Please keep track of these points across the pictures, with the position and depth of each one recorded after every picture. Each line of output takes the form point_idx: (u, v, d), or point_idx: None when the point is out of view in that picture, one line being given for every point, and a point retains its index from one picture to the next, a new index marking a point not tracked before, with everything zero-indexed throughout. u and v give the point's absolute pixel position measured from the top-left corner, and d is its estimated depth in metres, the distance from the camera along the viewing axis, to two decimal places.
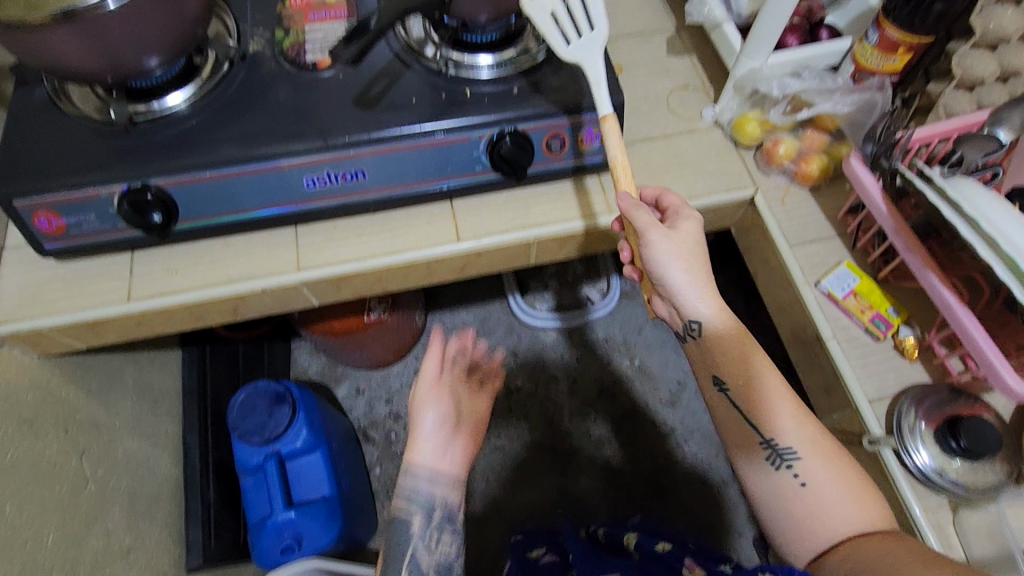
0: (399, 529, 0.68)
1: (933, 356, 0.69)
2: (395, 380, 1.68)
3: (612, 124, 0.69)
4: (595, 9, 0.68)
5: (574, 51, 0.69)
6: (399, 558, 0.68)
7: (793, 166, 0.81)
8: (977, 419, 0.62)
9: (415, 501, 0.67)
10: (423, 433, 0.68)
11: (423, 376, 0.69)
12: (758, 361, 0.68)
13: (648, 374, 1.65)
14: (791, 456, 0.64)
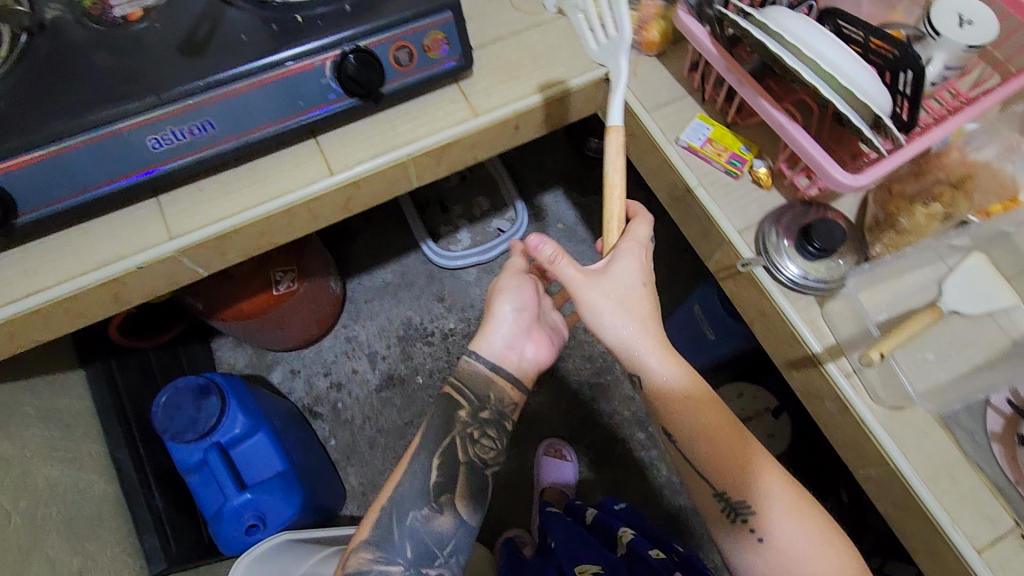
0: (444, 415, 0.80)
1: (784, 178, 0.76)
2: (328, 352, 1.67)
3: (616, 135, 0.72)
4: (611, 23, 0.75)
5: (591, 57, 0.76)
6: (436, 436, 0.79)
7: (636, 37, 0.84)
8: (825, 222, 0.70)
9: (473, 384, 0.81)
10: (501, 320, 0.82)
11: (512, 270, 0.84)
12: (710, 407, 0.73)
13: None
14: (746, 512, 0.70)
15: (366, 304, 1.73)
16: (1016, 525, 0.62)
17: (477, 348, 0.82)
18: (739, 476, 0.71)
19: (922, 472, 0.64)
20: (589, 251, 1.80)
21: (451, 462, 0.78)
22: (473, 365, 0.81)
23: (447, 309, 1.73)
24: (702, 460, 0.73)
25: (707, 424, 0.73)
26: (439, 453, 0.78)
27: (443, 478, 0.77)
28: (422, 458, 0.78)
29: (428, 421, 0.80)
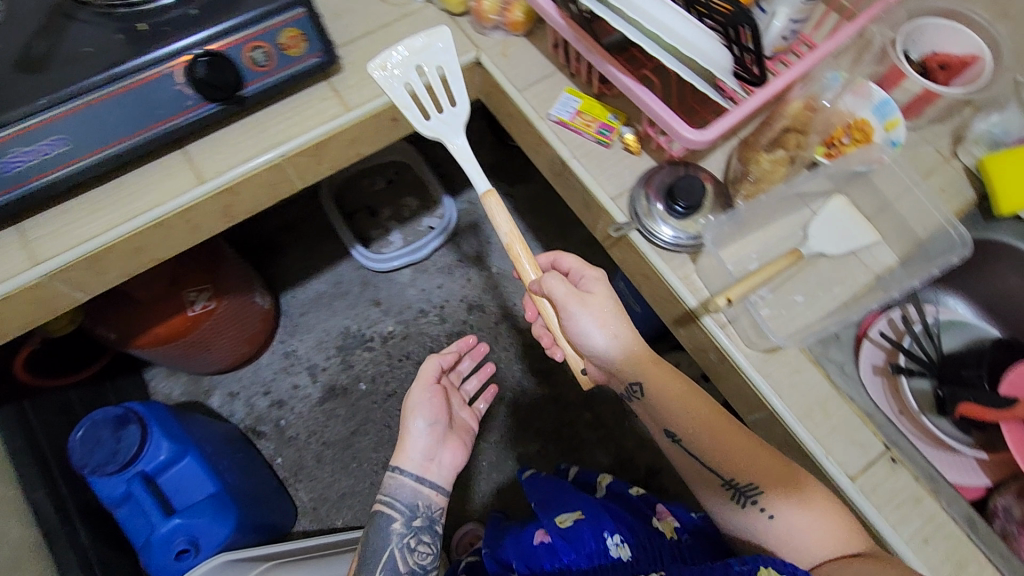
0: (382, 529, 0.85)
1: (651, 142, 0.78)
2: (266, 371, 1.65)
3: (491, 198, 0.78)
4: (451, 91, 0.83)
5: (433, 125, 0.83)
6: (376, 550, 0.85)
7: (501, 19, 0.84)
8: (685, 179, 0.71)
9: (400, 498, 0.86)
10: (414, 430, 0.90)
11: (420, 382, 0.96)
12: (692, 401, 0.71)
13: (507, 276, 1.77)
14: (752, 492, 0.66)
15: (301, 317, 1.71)
16: (886, 448, 0.65)
17: (398, 459, 0.88)
18: (743, 460, 0.66)
19: (796, 409, 0.67)
20: (522, 239, 1.81)
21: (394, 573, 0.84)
22: (397, 481, 0.87)
23: (385, 313, 1.72)
24: (701, 449, 0.70)
25: (695, 414, 0.70)
26: (381, 566, 0.84)
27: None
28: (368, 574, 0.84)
29: (370, 531, 0.86)
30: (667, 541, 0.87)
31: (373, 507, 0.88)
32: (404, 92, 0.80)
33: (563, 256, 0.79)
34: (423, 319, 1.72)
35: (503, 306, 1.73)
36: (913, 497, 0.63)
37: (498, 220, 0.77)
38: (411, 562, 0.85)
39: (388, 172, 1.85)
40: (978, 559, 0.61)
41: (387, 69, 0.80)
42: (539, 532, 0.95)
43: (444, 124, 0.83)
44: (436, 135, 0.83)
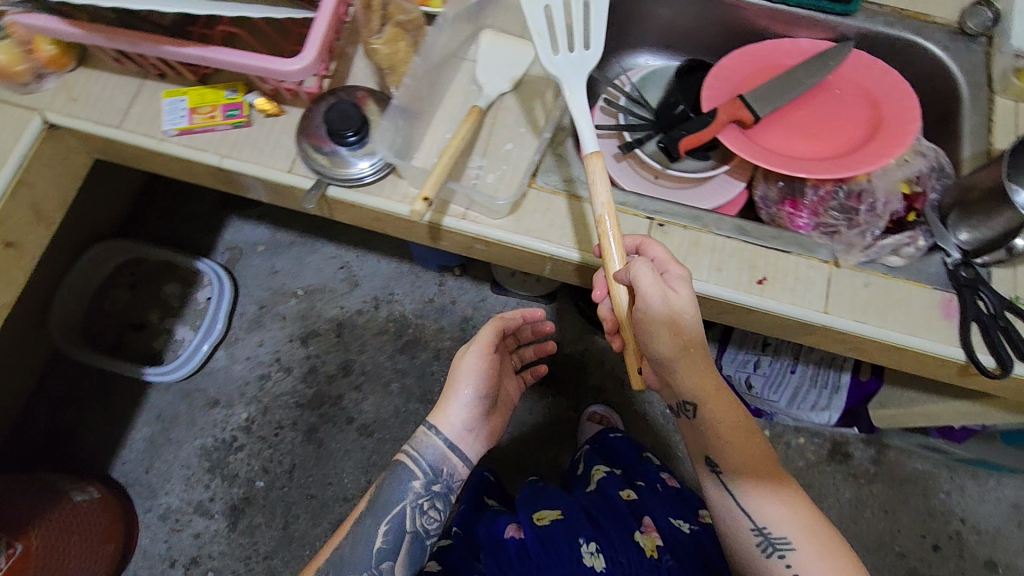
0: (400, 485, 0.75)
1: (283, 95, 0.69)
2: (156, 545, 1.44)
3: (596, 162, 0.62)
4: (595, 29, 0.67)
5: (559, 61, 0.66)
6: (387, 505, 0.74)
7: (36, 64, 0.69)
8: (337, 109, 0.66)
9: (426, 457, 0.76)
10: (461, 394, 0.76)
11: (478, 345, 0.78)
12: (739, 426, 0.68)
13: (317, 289, 1.64)
14: (785, 547, 0.64)
15: (149, 473, 1.48)
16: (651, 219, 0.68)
17: (438, 422, 0.76)
18: (774, 512, 0.65)
19: (568, 241, 0.66)
20: (305, 247, 1.67)
21: (398, 532, 0.74)
22: (426, 438, 0.76)
23: (229, 405, 1.54)
24: (738, 487, 0.67)
25: (740, 445, 0.68)
26: (385, 520, 0.73)
27: (388, 544, 0.74)
28: (371, 525, 0.74)
29: (385, 482, 0.76)
30: (646, 561, 0.87)
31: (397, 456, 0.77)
32: (543, 16, 0.66)
33: (649, 245, 0.65)
34: (270, 383, 1.57)
35: (333, 317, 1.63)
36: (692, 241, 0.68)
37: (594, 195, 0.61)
38: (420, 518, 0.75)
39: (124, 277, 1.59)
40: (762, 254, 0.67)
41: None
42: (512, 527, 0.95)
43: (573, 64, 0.66)
44: (558, 75, 0.65)
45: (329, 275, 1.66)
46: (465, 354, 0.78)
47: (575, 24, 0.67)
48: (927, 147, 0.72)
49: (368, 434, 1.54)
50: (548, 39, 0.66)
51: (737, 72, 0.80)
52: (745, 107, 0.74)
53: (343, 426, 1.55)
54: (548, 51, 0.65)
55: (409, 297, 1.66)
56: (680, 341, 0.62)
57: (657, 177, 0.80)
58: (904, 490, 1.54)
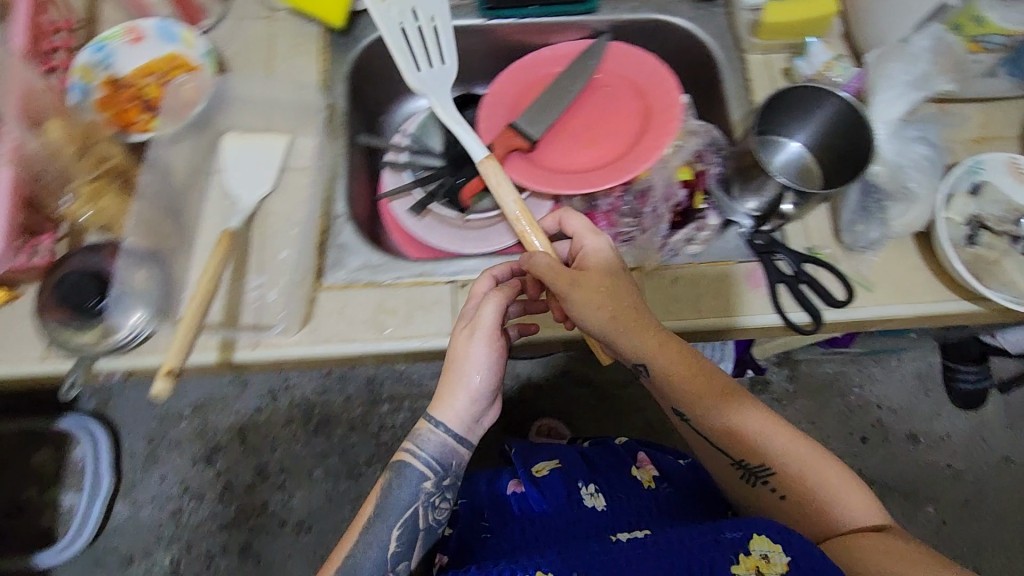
0: (407, 484, 0.62)
1: (8, 279, 0.61)
2: None
3: (491, 164, 0.65)
4: (445, 45, 0.71)
5: (420, 79, 0.70)
6: (397, 505, 0.62)
7: None
8: (70, 282, 0.59)
9: (431, 453, 0.62)
10: (467, 382, 0.60)
11: (483, 332, 0.59)
12: (689, 372, 0.61)
13: (205, 401, 1.52)
14: (764, 473, 0.62)
15: None
16: (454, 282, 0.66)
17: (449, 421, 0.61)
18: (754, 438, 0.61)
19: (372, 334, 0.63)
20: None
21: (412, 532, 0.63)
22: (431, 437, 0.61)
23: (149, 556, 1.42)
24: (714, 428, 0.62)
25: (698, 388, 0.61)
26: (399, 521, 0.62)
27: (402, 545, 0.62)
28: (381, 530, 0.62)
29: (388, 482, 0.63)
30: (646, 494, 0.83)
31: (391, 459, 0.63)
32: (399, 36, 0.69)
33: (569, 219, 0.64)
34: (185, 518, 1.44)
35: (233, 425, 1.51)
36: None
37: (503, 199, 0.64)
38: (428, 514, 0.63)
39: None
40: None
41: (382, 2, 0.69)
42: (513, 481, 0.86)
43: (438, 77, 0.71)
44: (422, 91, 0.70)
45: (215, 383, 1.54)
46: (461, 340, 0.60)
47: (428, 36, 0.71)
48: (696, 125, 0.73)
49: (308, 532, 1.45)
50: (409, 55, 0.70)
51: (508, 95, 0.78)
52: (516, 136, 0.72)
53: (277, 532, 1.45)
54: (410, 69, 0.69)
55: (306, 377, 1.56)
56: (609, 311, 0.59)
57: (465, 219, 0.77)
58: (824, 398, 1.62)
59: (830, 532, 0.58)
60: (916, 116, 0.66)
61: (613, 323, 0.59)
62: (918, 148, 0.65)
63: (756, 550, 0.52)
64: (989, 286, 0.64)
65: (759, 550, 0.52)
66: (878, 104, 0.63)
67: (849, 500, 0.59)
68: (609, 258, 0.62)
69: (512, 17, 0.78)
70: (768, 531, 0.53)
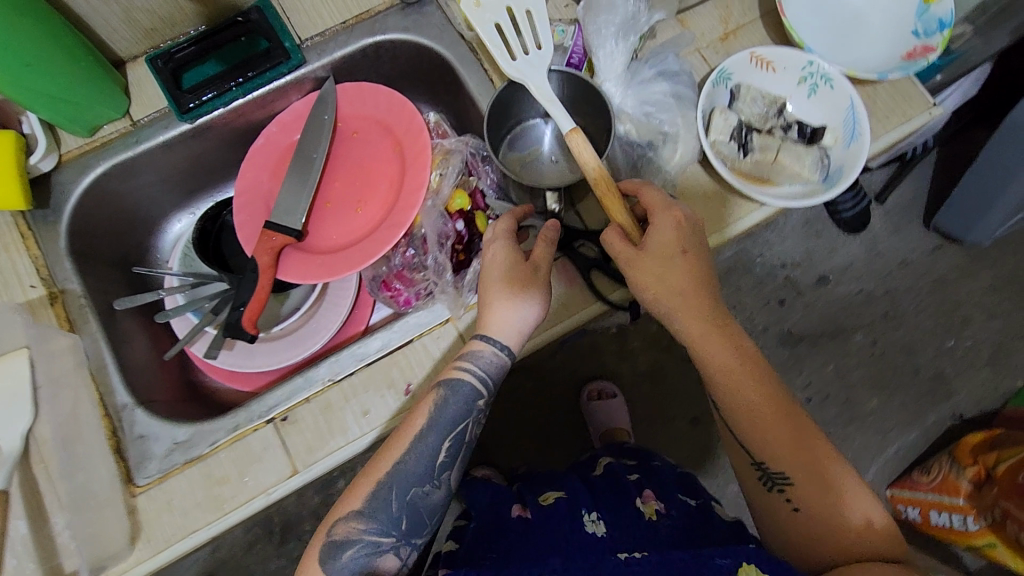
0: (457, 400, 0.57)
1: None
2: None
3: (576, 137, 0.55)
4: (542, 29, 0.58)
5: (518, 66, 0.58)
6: (451, 420, 0.56)
7: None
8: None
9: (486, 370, 0.57)
10: (520, 317, 0.57)
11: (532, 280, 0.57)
12: (722, 345, 0.58)
13: None
14: (785, 481, 0.58)
15: None
16: (271, 419, 0.60)
17: (514, 345, 0.58)
18: (783, 445, 0.58)
19: (209, 515, 0.57)
20: None
21: (461, 446, 0.58)
22: (494, 360, 0.57)
23: None
24: (746, 432, 0.59)
25: (745, 386, 0.58)
26: (451, 434, 0.56)
27: (449, 456, 0.57)
28: (429, 440, 0.56)
29: (440, 398, 0.57)
30: (646, 523, 0.72)
31: (442, 379, 0.58)
32: (492, 30, 0.58)
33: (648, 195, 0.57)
34: None
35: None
36: (324, 407, 0.60)
37: (585, 159, 0.56)
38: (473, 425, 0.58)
39: None
40: (391, 364, 0.62)
41: (478, 3, 0.59)
42: (519, 507, 0.76)
43: (537, 68, 0.58)
44: (520, 76, 0.58)
45: None
46: (537, 275, 0.58)
47: (523, 28, 0.58)
48: (451, 143, 0.68)
49: None
50: (503, 45, 0.57)
51: (259, 184, 0.71)
52: (276, 234, 0.65)
53: None
54: (506, 58, 0.57)
55: None
56: (672, 274, 0.55)
57: (283, 327, 0.72)
58: (736, 276, 1.52)
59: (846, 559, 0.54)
60: (648, 52, 0.64)
61: (671, 299, 0.56)
62: (660, 86, 0.63)
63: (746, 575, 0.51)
64: (778, 184, 0.64)
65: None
66: (599, 67, 0.62)
67: (858, 528, 0.55)
68: (681, 216, 0.56)
69: (215, 108, 0.68)
70: (761, 562, 0.51)
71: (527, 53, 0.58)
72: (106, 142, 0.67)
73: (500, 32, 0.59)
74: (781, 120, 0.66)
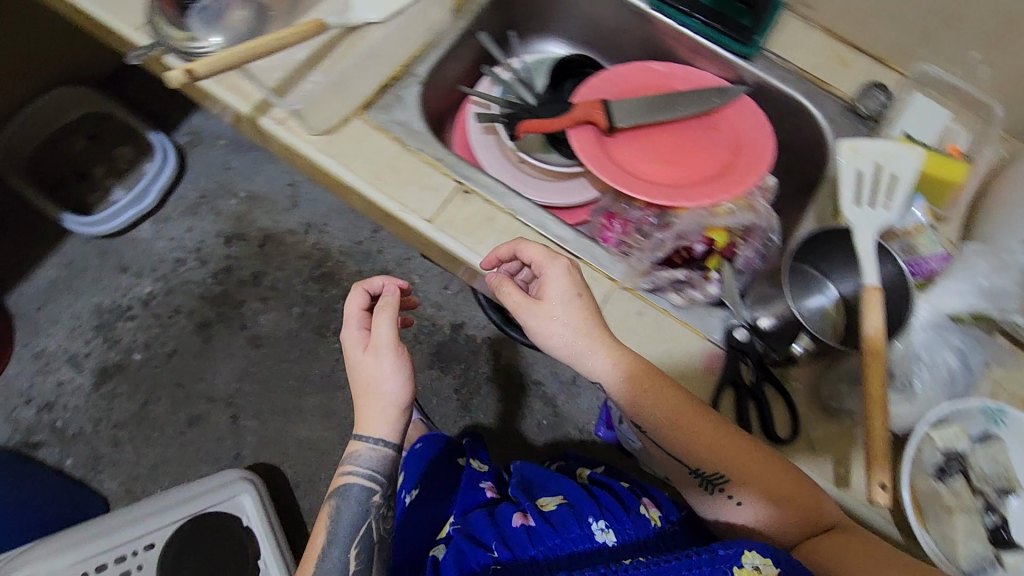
0: (353, 503, 0.67)
1: None
2: (22, 378, 1.42)
3: (875, 295, 0.54)
4: (898, 197, 0.57)
5: (857, 212, 0.57)
6: (349, 526, 0.67)
7: None
8: None
9: (370, 466, 0.67)
10: (385, 399, 0.65)
11: (383, 349, 0.63)
12: (670, 391, 0.60)
13: (257, 197, 1.56)
14: (720, 483, 0.61)
15: (41, 310, 1.47)
16: (458, 183, 0.67)
17: (387, 434, 0.66)
18: (728, 459, 0.59)
19: (366, 175, 0.67)
20: (263, 156, 1.59)
21: (369, 547, 0.68)
22: (372, 453, 0.66)
23: (137, 275, 1.50)
24: (680, 453, 0.61)
25: (692, 428, 0.60)
26: (356, 540, 0.67)
27: (362, 561, 0.67)
28: (336, 552, 0.66)
29: (333, 509, 0.67)
30: (654, 536, 0.70)
31: (337, 488, 0.68)
32: (849, 172, 0.58)
33: (523, 246, 0.60)
34: (179, 267, 1.51)
35: (258, 230, 1.54)
36: (488, 216, 0.67)
37: (867, 318, 0.53)
38: (354, 493, 0.67)
39: (85, 127, 1.53)
40: (548, 249, 0.66)
41: (852, 147, 0.59)
42: (518, 513, 0.74)
43: (874, 221, 0.57)
44: (855, 221, 0.57)
45: (275, 187, 1.58)
46: (379, 356, 0.64)
47: (881, 186, 0.58)
48: (762, 205, 0.69)
49: (251, 352, 1.46)
50: (852, 188, 0.58)
51: (634, 84, 0.78)
52: (601, 111, 0.73)
53: (234, 331, 1.47)
54: (848, 199, 0.57)
55: (346, 235, 1.55)
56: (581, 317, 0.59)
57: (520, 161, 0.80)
58: None
59: (802, 535, 0.59)
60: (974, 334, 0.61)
61: (586, 339, 0.58)
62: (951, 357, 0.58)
63: (750, 563, 0.51)
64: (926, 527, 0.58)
65: (751, 563, 0.51)
66: (931, 290, 0.60)
67: (800, 506, 0.59)
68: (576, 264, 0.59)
69: (670, 18, 0.77)
70: (762, 550, 0.52)
71: (872, 204, 0.57)
72: None
73: (856, 179, 0.59)
74: (992, 499, 0.58)
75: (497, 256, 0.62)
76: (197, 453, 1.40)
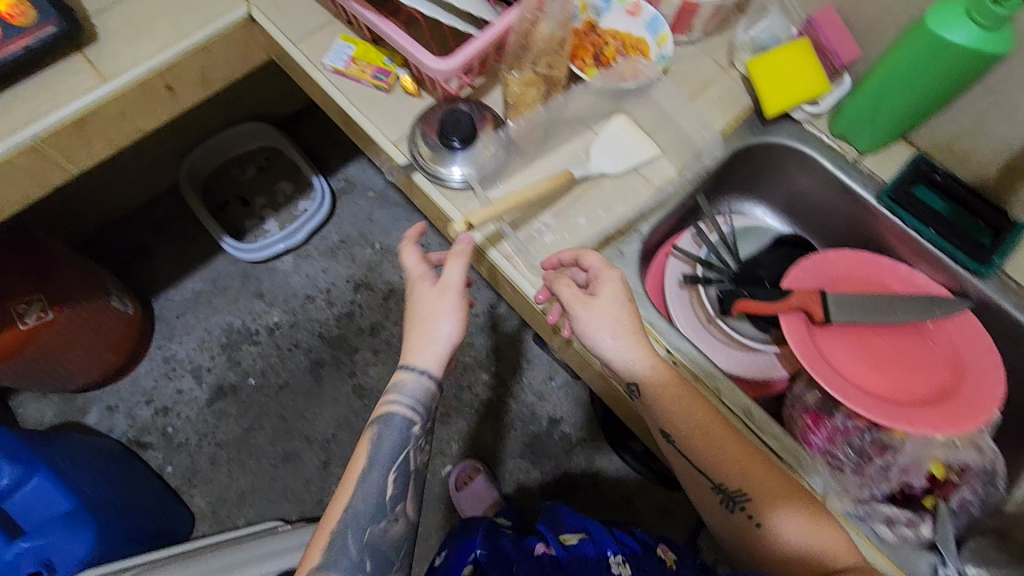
0: (393, 430, 0.61)
1: (425, 82, 0.75)
2: (147, 378, 1.45)
3: None
4: None
5: None
6: (391, 451, 0.61)
7: None
8: (452, 114, 0.69)
9: (415, 397, 0.62)
10: (434, 337, 0.62)
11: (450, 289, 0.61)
12: (702, 407, 0.62)
13: (393, 252, 1.60)
14: (741, 499, 0.60)
15: (179, 319, 1.50)
16: (668, 353, 0.67)
17: (436, 366, 0.62)
18: (753, 480, 0.60)
19: None
20: (407, 214, 1.64)
21: (405, 477, 0.62)
22: (416, 382, 0.62)
23: (270, 302, 1.53)
24: (706, 466, 0.61)
25: (722, 445, 0.60)
26: (393, 465, 0.61)
27: (398, 489, 0.61)
28: (372, 475, 0.60)
29: (375, 435, 0.61)
30: None
31: (376, 412, 0.63)
32: None
33: (584, 253, 0.64)
34: (309, 304, 1.54)
35: (388, 284, 1.57)
36: None
37: None
38: (393, 416, 0.62)
39: (259, 159, 1.62)
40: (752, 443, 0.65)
41: None
42: None
43: None
44: None
45: None
46: (444, 296, 0.62)
47: None
48: (988, 443, 0.64)
49: (357, 404, 1.46)
50: None
51: (856, 276, 0.75)
52: (820, 304, 0.71)
53: (344, 378, 1.48)
54: None
55: None
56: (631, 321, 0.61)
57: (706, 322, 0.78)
58: None
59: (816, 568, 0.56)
60: None
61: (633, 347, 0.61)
62: None
63: None
64: None
65: None
66: None
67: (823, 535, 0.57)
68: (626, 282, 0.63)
69: (902, 221, 0.75)
70: None
71: None
72: (833, 148, 0.78)
73: None
74: None
75: (558, 259, 0.66)
76: (284, 491, 1.40)
